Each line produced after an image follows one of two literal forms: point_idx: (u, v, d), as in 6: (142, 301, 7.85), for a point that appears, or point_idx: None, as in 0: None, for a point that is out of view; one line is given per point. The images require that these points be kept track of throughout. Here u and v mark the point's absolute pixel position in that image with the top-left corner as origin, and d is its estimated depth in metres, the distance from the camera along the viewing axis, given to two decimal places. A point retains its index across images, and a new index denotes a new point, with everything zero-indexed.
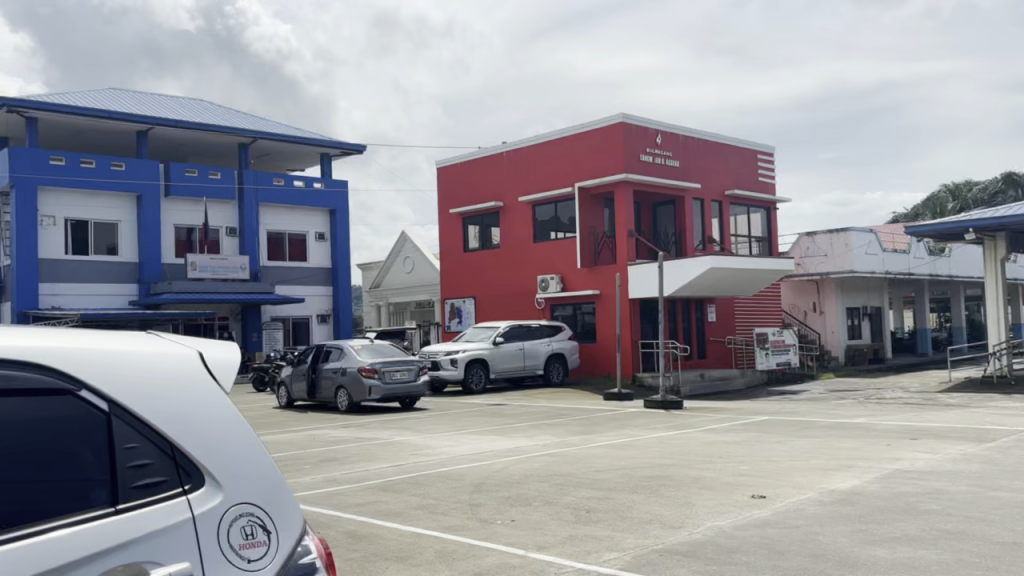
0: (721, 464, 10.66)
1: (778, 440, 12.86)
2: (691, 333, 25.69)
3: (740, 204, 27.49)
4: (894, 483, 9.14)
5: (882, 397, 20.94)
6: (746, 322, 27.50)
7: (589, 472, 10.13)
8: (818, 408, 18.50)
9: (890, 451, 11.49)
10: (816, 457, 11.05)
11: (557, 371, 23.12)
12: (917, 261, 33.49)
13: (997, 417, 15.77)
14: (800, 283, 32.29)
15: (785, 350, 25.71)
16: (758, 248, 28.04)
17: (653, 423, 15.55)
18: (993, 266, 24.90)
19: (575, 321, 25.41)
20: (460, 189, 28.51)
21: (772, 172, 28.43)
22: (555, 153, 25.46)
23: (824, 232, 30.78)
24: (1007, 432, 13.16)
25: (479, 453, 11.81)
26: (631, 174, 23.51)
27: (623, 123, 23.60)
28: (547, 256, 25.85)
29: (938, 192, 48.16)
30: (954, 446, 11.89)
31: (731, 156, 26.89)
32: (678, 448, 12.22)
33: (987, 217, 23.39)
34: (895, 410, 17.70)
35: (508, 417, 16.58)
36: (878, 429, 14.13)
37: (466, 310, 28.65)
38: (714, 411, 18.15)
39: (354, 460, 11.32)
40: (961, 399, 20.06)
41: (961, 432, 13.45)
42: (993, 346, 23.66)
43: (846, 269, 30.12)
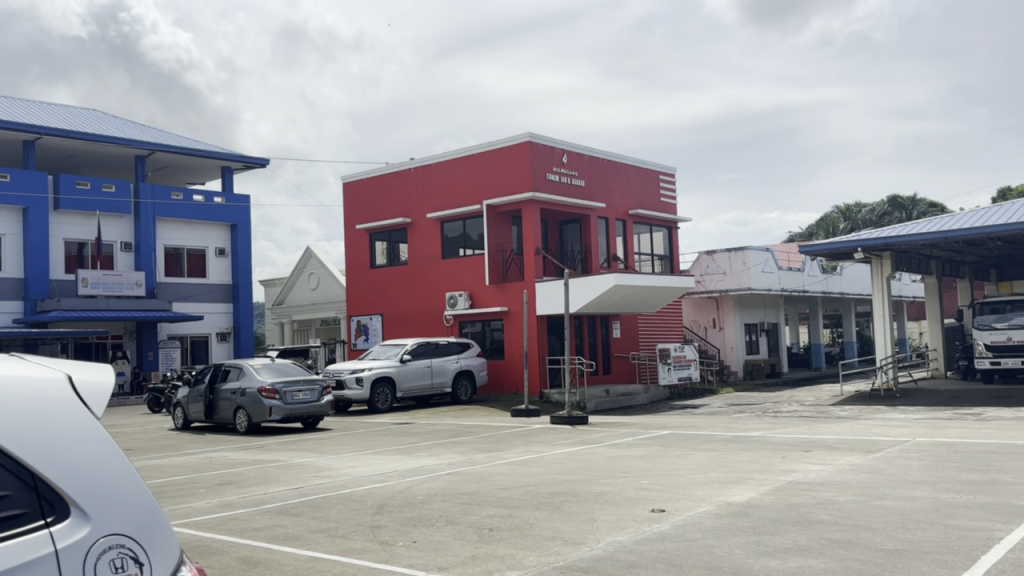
0: (623, 479, 10.80)
1: (678, 454, 13.14)
2: (596, 348, 26.02)
3: (643, 223, 28.10)
4: (788, 494, 9.43)
5: (779, 411, 21.63)
6: (650, 338, 28.07)
7: (492, 490, 10.10)
8: (717, 422, 19.02)
9: (784, 463, 11.88)
10: (714, 470, 11.32)
11: (464, 389, 23.03)
12: (810, 279, 34.91)
13: (883, 429, 16.52)
14: (701, 299, 33.19)
15: (687, 365, 26.32)
16: (660, 266, 28.69)
17: (558, 439, 15.68)
18: (879, 283, 26.13)
19: (484, 338, 25.40)
20: (368, 205, 28.23)
21: (674, 193, 29.20)
22: (463, 171, 25.48)
23: (722, 251, 31.75)
24: (892, 444, 13.79)
25: (383, 473, 11.65)
26: (537, 193, 23.72)
27: (530, 141, 23.79)
28: (455, 274, 25.82)
29: (830, 213, 50.34)
30: (844, 457, 12.39)
31: (634, 176, 27.50)
32: (581, 463, 12.33)
33: (872, 237, 24.60)
34: (790, 423, 18.33)
35: (413, 436, 16.42)
36: (773, 442, 14.60)
37: (372, 328, 28.27)
38: (618, 426, 18.43)
39: (252, 484, 10.99)
40: (850, 411, 20.93)
41: (850, 444, 14.02)
42: (880, 360, 24.76)
43: (744, 286, 31.16)
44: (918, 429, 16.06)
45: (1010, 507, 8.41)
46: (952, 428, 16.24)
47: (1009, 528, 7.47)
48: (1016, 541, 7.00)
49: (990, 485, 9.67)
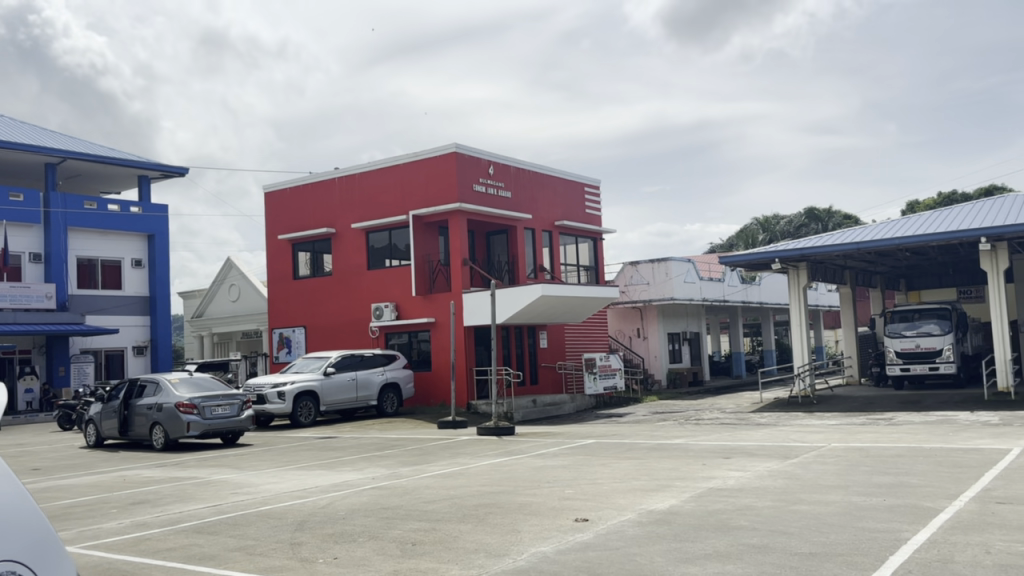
0: (548, 489, 10.84)
1: (602, 463, 13.27)
2: (523, 359, 26.09)
3: (569, 233, 28.35)
4: (708, 501, 9.61)
5: (701, 418, 22.05)
6: (576, 347, 28.28)
7: (417, 504, 10.01)
8: (641, 430, 19.28)
9: (705, 470, 12.11)
10: (637, 478, 11.46)
11: (390, 401, 22.80)
12: (730, 289, 35.77)
13: (799, 435, 17.01)
14: (625, 309, 33.66)
15: (612, 374, 26.61)
16: (586, 277, 28.99)
17: (484, 450, 15.66)
18: (796, 293, 26.90)
19: (410, 349, 25.21)
20: (291, 215, 27.78)
21: (599, 205, 29.56)
22: (389, 181, 25.31)
23: (645, 262, 32.23)
24: (808, 449, 14.20)
25: (304, 489, 11.44)
26: (464, 204, 23.70)
27: (456, 152, 23.77)
28: (380, 285, 25.58)
29: (749, 225, 51.72)
30: (762, 463, 12.70)
31: (560, 188, 27.74)
32: (506, 474, 12.34)
33: (790, 249, 25.35)
34: (711, 430, 18.71)
35: (337, 450, 16.19)
36: (694, 449, 14.88)
37: (295, 340, 27.78)
38: (544, 436, 18.52)
39: (168, 502, 10.65)
40: (769, 418, 21.49)
41: (769, 450, 14.39)
42: (797, 368, 25.49)
43: (667, 296, 31.72)
44: (832, 435, 16.58)
45: (917, 509, 8.75)
46: (865, 433, 16.83)
47: (916, 529, 7.76)
48: (922, 541, 7.29)
49: (898, 488, 10.04)
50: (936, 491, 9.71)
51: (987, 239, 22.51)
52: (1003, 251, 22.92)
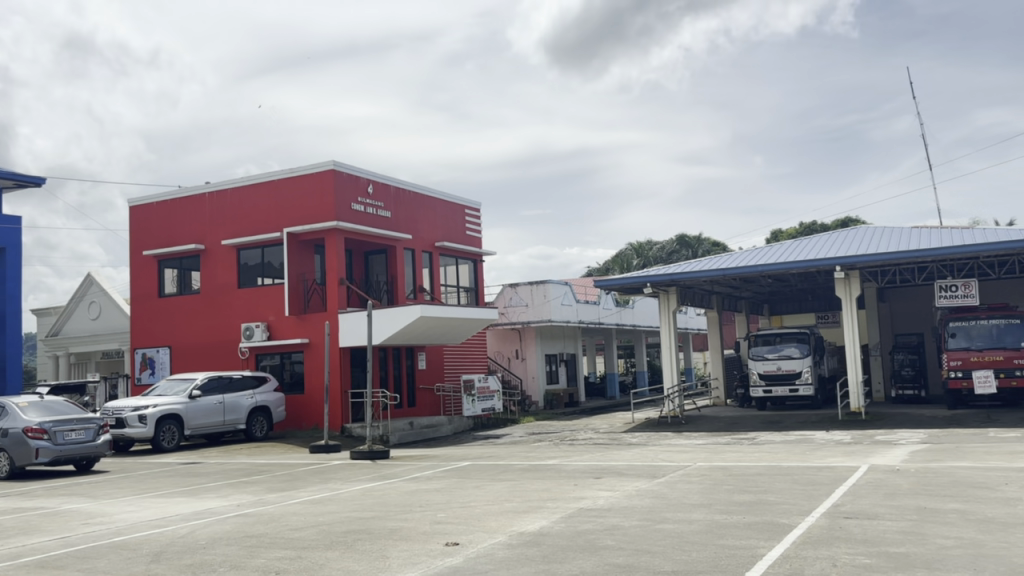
0: (420, 513, 10.73)
1: (475, 485, 13.27)
2: (400, 381, 25.83)
3: (449, 255, 28.36)
4: (577, 521, 9.75)
5: (575, 439, 22.40)
6: (454, 369, 28.21)
7: (283, 532, 9.71)
8: (516, 452, 19.42)
9: (576, 490, 12.30)
10: (509, 500, 11.52)
11: (259, 426, 22.09)
12: (605, 311, 36.58)
13: (667, 454, 17.56)
14: (504, 330, 33.88)
15: (490, 396, 26.85)
16: (465, 298, 29.04)
17: (356, 475, 15.37)
18: (667, 317, 27.75)
19: (283, 371, 24.53)
20: (157, 230, 26.66)
21: (479, 227, 29.73)
22: (263, 197, 24.68)
23: (525, 283, 32.52)
24: (674, 468, 14.68)
25: (163, 518, 10.90)
26: (341, 223, 23.31)
27: (334, 170, 23.41)
28: (252, 304, 24.81)
29: (625, 250, 53.26)
30: (631, 483, 13.02)
31: (440, 210, 27.73)
32: (377, 499, 12.12)
33: (661, 274, 26.18)
34: (584, 451, 19.03)
35: (201, 476, 15.55)
36: (566, 469, 15.10)
37: (159, 361, 26.56)
38: (418, 458, 18.37)
39: (10, 535, 9.94)
40: (640, 438, 22.07)
41: (637, 469, 14.78)
42: (667, 389, 26.27)
43: (544, 318, 32.11)
44: (698, 454, 17.19)
45: (773, 525, 9.15)
46: (729, 452, 17.53)
47: (771, 545, 8.11)
48: (775, 557, 7.62)
49: (758, 505, 10.46)
50: (792, 508, 10.18)
51: (841, 267, 23.91)
52: (855, 279, 24.33)
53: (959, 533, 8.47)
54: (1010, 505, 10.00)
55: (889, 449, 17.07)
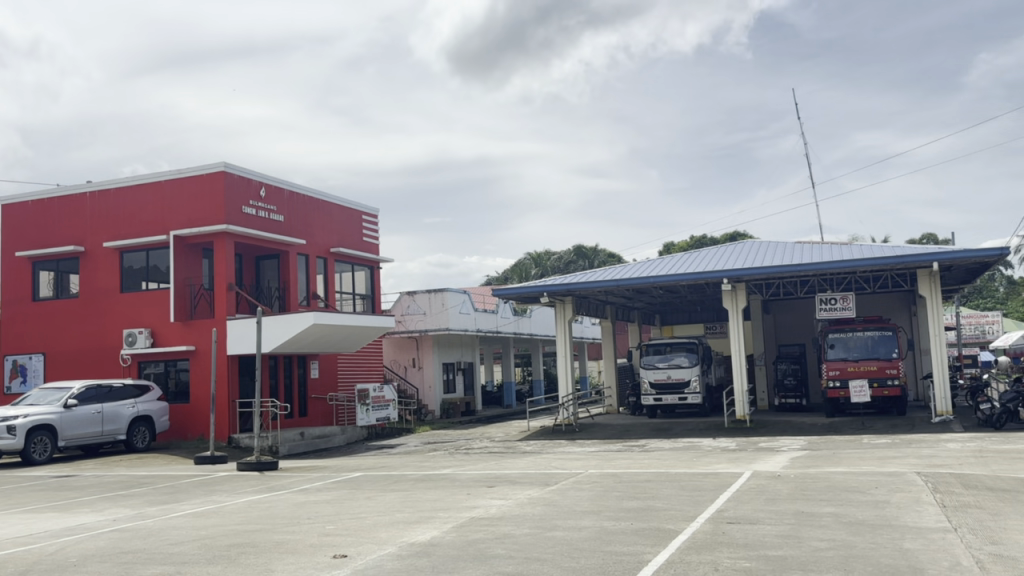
0: (307, 525, 10.49)
1: (367, 497, 13.06)
2: (292, 390, 25.24)
3: (344, 261, 27.94)
4: (468, 531, 9.72)
5: (470, 448, 22.38)
6: (348, 379, 27.73)
7: (162, 547, 9.33)
8: (409, 461, 19.27)
9: (468, 500, 12.26)
10: (400, 511, 11.40)
11: (141, 436, 21.20)
12: (503, 320, 36.70)
13: (560, 462, 17.74)
14: (401, 339, 33.59)
15: (385, 406, 26.63)
16: (361, 306, 28.65)
17: (243, 487, 14.90)
18: (563, 326, 28.06)
19: (167, 380, 23.61)
20: (32, 229, 25.28)
21: (376, 234, 29.44)
22: (148, 198, 23.73)
23: (422, 291, 32.35)
24: (566, 476, 14.83)
25: (31, 535, 10.30)
26: (231, 226, 22.63)
27: (224, 171, 22.71)
28: (135, 310, 23.80)
29: (523, 259, 53.74)
30: (523, 491, 13.09)
31: (336, 215, 27.30)
32: (264, 512, 11.78)
33: (558, 284, 26.49)
34: (478, 460, 19.02)
35: (75, 490, 14.77)
36: (459, 479, 15.08)
37: (32, 368, 25.15)
38: (309, 469, 17.97)
39: None
40: (534, 446, 22.25)
41: (530, 478, 14.87)
42: (563, 398, 26.56)
43: (442, 326, 31.94)
44: (589, 462, 17.46)
45: (659, 531, 9.36)
46: (620, 460, 17.85)
47: (657, 551, 8.29)
48: (660, 562, 7.80)
49: (645, 512, 10.69)
50: (677, 514, 10.44)
51: (728, 280, 24.75)
52: (741, 291, 25.21)
53: (833, 536, 8.87)
54: (879, 508, 10.54)
55: (771, 455, 17.77)
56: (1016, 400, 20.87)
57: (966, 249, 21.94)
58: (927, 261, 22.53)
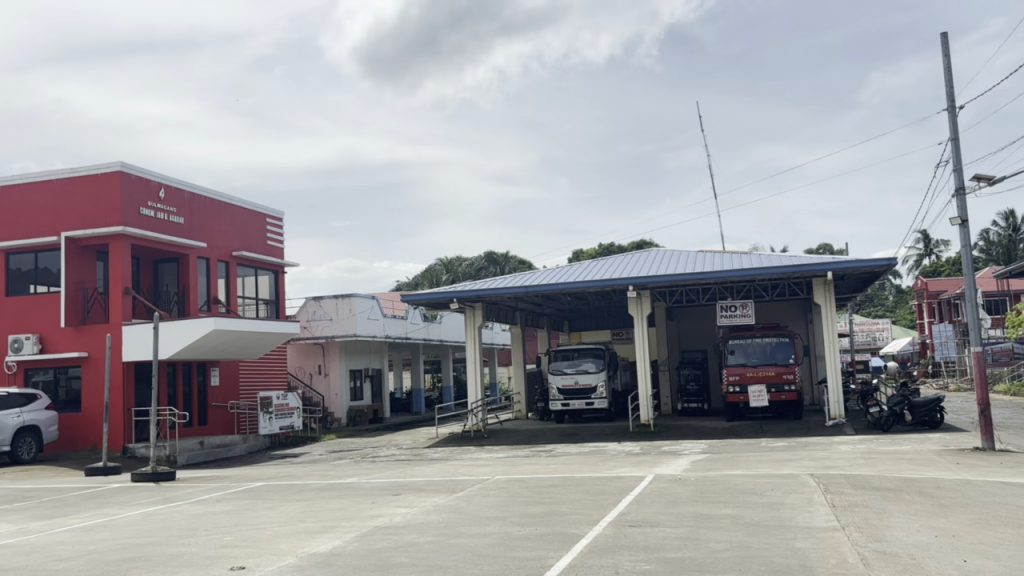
0: (204, 537, 10.18)
1: (267, 507, 12.75)
2: (191, 398, 24.43)
3: (247, 265, 27.25)
4: (371, 540, 9.60)
5: (376, 456, 22.11)
6: (250, 386, 27.02)
7: (46, 563, 8.89)
8: (314, 470, 18.92)
9: (373, 508, 12.11)
10: (302, 521, 11.18)
11: (26, 447, 20.18)
12: (412, 326, 36.44)
13: (467, 468, 17.74)
14: (306, 345, 32.97)
15: (289, 413, 26.07)
16: (264, 311, 28.01)
17: (136, 498, 14.32)
18: (473, 332, 28.03)
19: (57, 387, 22.55)
20: None
21: (280, 238, 28.85)
22: (38, 198, 22.64)
23: (329, 297, 31.81)
24: (473, 482, 14.83)
25: None
26: (128, 228, 21.77)
27: (121, 171, 21.85)
28: (22, 314, 22.67)
29: (434, 265, 53.63)
30: (429, 498, 13.01)
31: (238, 218, 26.61)
32: (159, 524, 11.36)
33: (468, 289, 26.46)
34: (385, 468, 18.82)
35: None
36: (364, 487, 14.88)
37: None
38: (208, 480, 17.44)
39: None
40: (442, 452, 22.17)
41: (436, 485, 14.81)
42: (471, 404, 26.55)
43: (349, 332, 31.47)
44: (497, 468, 17.50)
45: (563, 536, 9.45)
46: (527, 465, 17.96)
47: (559, 555, 8.36)
48: (562, 567, 7.87)
49: (550, 516, 10.77)
50: (580, 518, 10.56)
51: (633, 287, 25.21)
52: (647, 299, 25.72)
53: (730, 537, 9.12)
54: (774, 509, 10.91)
55: (673, 458, 18.20)
56: (902, 404, 21.98)
57: (858, 259, 22.95)
58: (821, 270, 23.48)
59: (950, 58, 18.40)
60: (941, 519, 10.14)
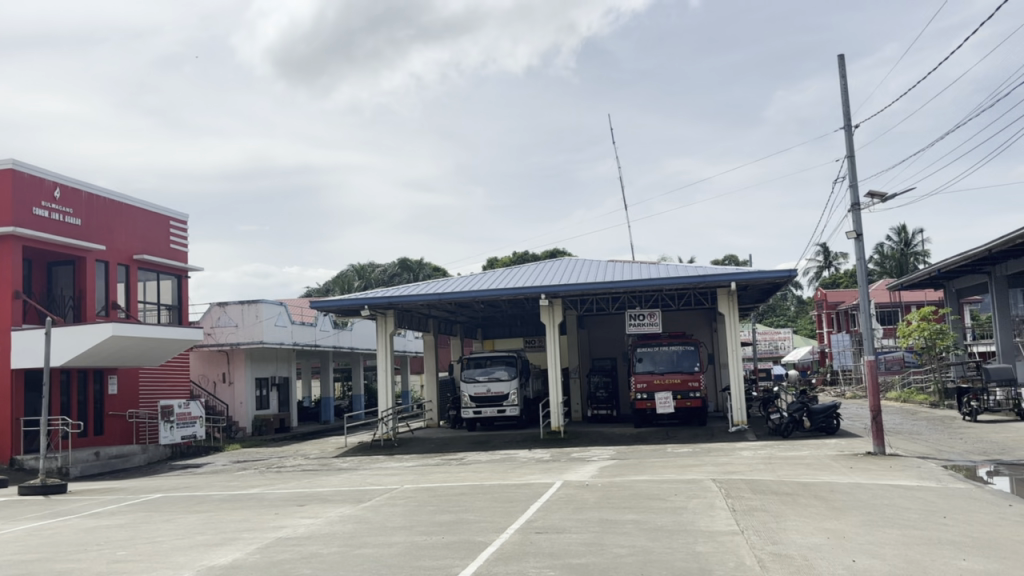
0: (95, 552, 9.74)
1: (165, 519, 12.31)
2: (86, 407, 23.41)
3: (149, 269, 26.34)
4: (273, 551, 9.40)
5: (282, 466, 21.65)
6: (150, 395, 26.06)
7: None
8: (216, 481, 18.38)
9: (276, 519, 11.84)
10: (201, 533, 10.84)
11: None
12: (322, 333, 35.83)
13: (374, 477, 17.54)
14: (210, 353, 32.08)
15: (191, 422, 25.37)
16: (166, 316, 27.11)
17: (23, 513, 13.60)
18: (384, 339, 27.73)
19: None
20: None
21: (184, 241, 28.01)
22: None
23: (235, 303, 31.00)
24: (380, 492, 14.66)
25: None
26: (20, 228, 20.76)
27: (12, 170, 20.84)
28: None
29: (347, 271, 53.00)
30: (335, 508, 12.80)
31: (140, 220, 25.71)
32: (47, 539, 10.83)
33: (379, 296, 26.19)
34: (290, 478, 18.41)
35: None
36: (268, 498, 14.53)
37: None
38: (102, 492, 16.73)
39: None
40: (350, 462, 21.87)
41: (343, 494, 14.58)
42: (382, 412, 26.26)
43: (255, 339, 30.68)
44: (405, 477, 17.36)
45: (469, 544, 9.44)
46: (435, 474, 17.87)
47: (465, 564, 8.34)
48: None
49: (457, 525, 10.74)
50: (488, 526, 10.57)
51: (545, 295, 25.41)
52: (558, 307, 25.96)
53: (632, 542, 9.29)
54: (677, 514, 11.14)
55: (580, 465, 18.39)
56: (801, 411, 22.79)
57: (759, 270, 23.72)
58: (725, 281, 24.17)
59: (847, 79, 19.23)
60: (834, 522, 10.55)
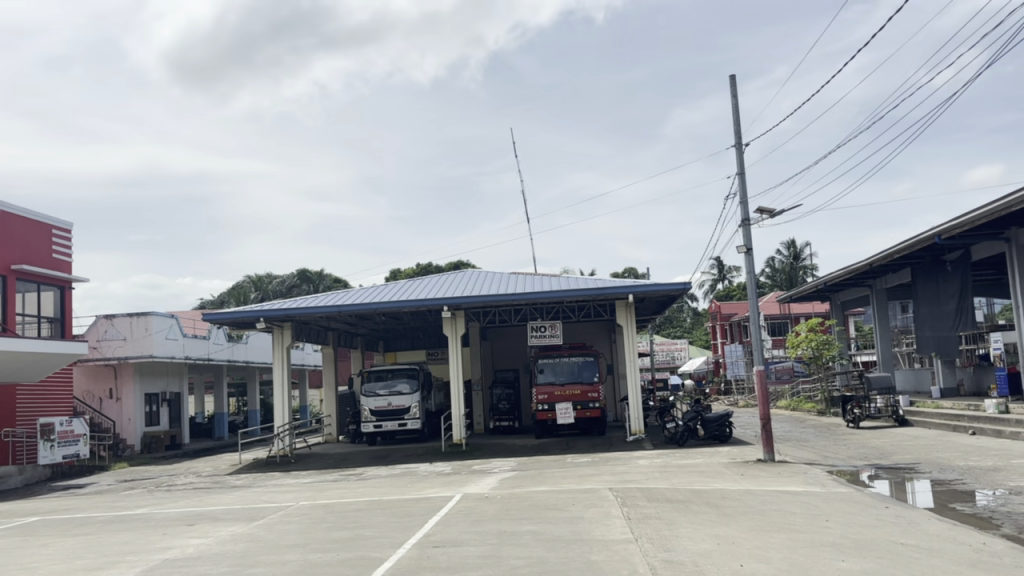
0: None
1: (42, 543, 11.69)
2: None
3: (29, 280, 25.04)
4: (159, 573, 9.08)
5: (172, 484, 20.87)
6: (28, 413, 24.69)
7: None
8: (101, 502, 17.59)
9: (163, 540, 11.41)
10: (83, 557, 10.38)
11: None
12: (215, 347, 34.77)
13: (270, 494, 17.12)
14: (96, 367, 30.75)
15: (74, 441, 24.53)
16: (47, 329, 25.81)
17: None
18: (280, 352, 27.05)
19: None
20: None
21: (68, 251, 26.76)
22: None
23: (123, 315, 29.79)
24: (274, 509, 14.31)
25: None
26: None
27: None
28: None
29: (243, 282, 51.73)
30: (227, 527, 12.43)
31: (18, 229, 24.43)
32: None
33: (277, 308, 25.55)
34: (179, 496, 17.76)
35: None
36: (155, 518, 14.00)
37: None
38: None
39: None
40: (244, 479, 21.28)
41: (234, 513, 14.17)
42: (279, 428, 25.61)
43: (145, 353, 29.49)
44: (301, 493, 16.99)
45: (365, 560, 9.31)
46: (333, 490, 17.54)
47: None
48: None
49: (353, 541, 10.58)
50: (385, 541, 10.44)
51: (447, 307, 25.33)
52: (461, 319, 25.91)
53: (529, 553, 9.35)
54: (574, 523, 11.28)
55: (481, 478, 18.41)
56: (696, 419, 23.39)
57: (657, 283, 24.30)
58: (624, 293, 24.64)
59: (738, 99, 19.96)
60: (723, 528, 10.88)
